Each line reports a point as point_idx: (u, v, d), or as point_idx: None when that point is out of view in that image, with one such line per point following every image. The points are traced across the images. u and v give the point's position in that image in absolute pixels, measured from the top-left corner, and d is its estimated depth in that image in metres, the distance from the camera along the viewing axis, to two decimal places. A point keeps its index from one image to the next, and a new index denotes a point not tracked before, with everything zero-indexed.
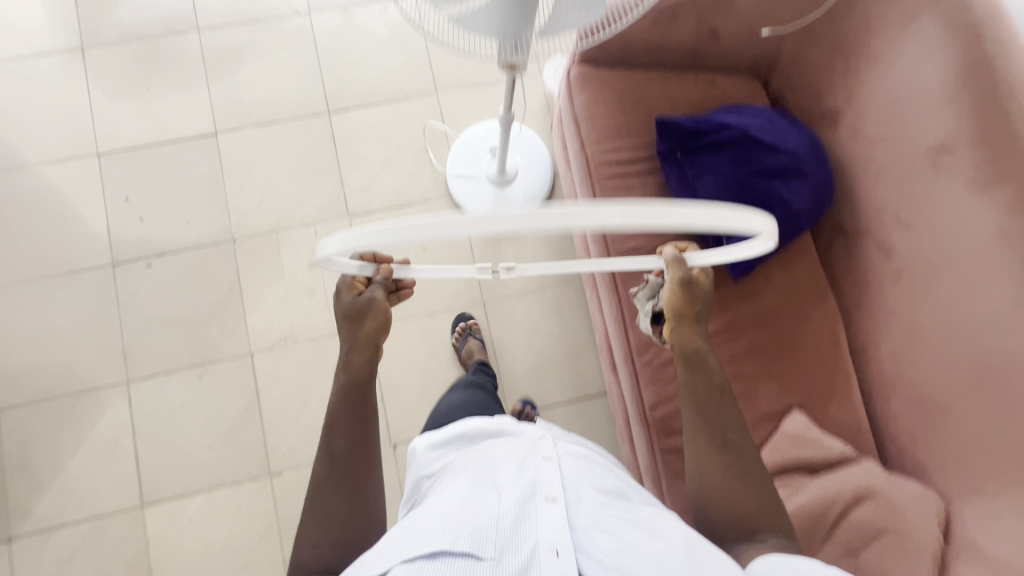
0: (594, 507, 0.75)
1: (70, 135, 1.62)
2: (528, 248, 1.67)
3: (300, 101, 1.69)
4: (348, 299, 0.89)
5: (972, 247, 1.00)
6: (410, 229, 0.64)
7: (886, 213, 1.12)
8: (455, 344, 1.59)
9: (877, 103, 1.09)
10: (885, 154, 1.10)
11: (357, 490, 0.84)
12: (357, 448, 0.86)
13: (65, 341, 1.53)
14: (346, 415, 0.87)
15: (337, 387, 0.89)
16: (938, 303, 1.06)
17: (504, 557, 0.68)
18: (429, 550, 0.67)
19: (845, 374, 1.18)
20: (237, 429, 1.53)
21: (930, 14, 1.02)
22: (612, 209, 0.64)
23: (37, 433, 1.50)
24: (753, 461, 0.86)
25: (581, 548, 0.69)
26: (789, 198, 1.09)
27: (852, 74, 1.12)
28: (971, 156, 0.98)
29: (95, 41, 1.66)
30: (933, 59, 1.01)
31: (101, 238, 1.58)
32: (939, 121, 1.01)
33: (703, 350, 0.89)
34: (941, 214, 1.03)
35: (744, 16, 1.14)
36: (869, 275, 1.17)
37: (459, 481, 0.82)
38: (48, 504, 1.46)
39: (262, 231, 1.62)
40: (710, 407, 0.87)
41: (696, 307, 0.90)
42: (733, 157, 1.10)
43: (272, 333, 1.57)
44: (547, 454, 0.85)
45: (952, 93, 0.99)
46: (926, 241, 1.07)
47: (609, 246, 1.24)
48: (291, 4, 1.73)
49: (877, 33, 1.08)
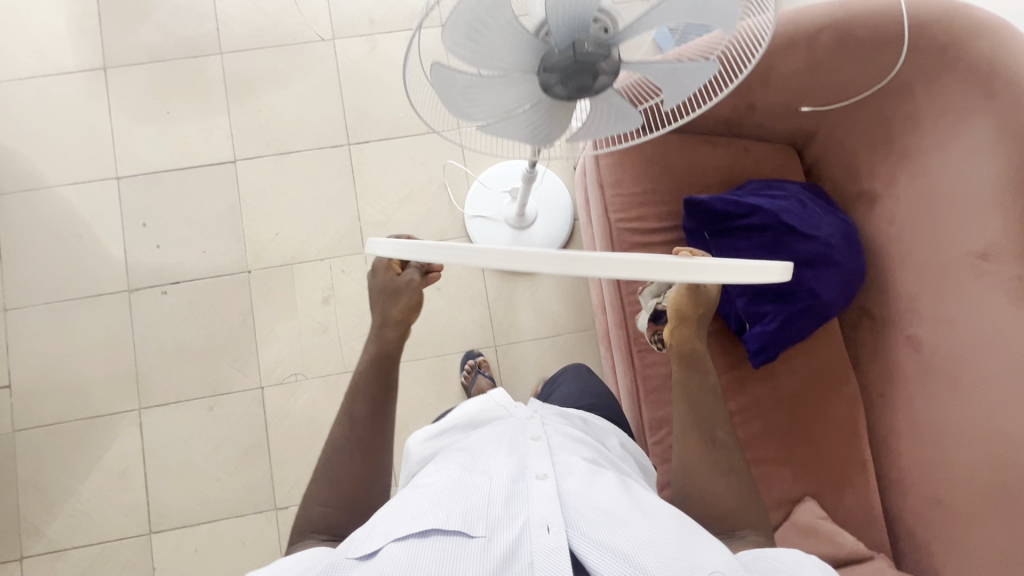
0: (585, 484, 0.74)
1: (90, 157, 1.62)
2: (543, 292, 1.64)
3: (320, 130, 1.66)
4: (384, 278, 0.92)
5: (1005, 358, 0.96)
6: (435, 256, 0.60)
7: (917, 305, 1.07)
8: (463, 381, 1.57)
9: (918, 192, 1.04)
10: (921, 247, 1.05)
11: (367, 457, 0.89)
12: (371, 421, 0.91)
13: (80, 365, 1.55)
14: (369, 383, 0.93)
15: (368, 355, 0.94)
16: (963, 406, 1.02)
17: (496, 535, 0.67)
18: (421, 529, 0.66)
19: (862, 464, 1.14)
20: (244, 461, 1.54)
21: (983, 110, 0.95)
22: (654, 261, 0.52)
23: (51, 455, 1.52)
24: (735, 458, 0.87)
25: (571, 526, 0.67)
26: (818, 289, 1.05)
27: (894, 161, 1.07)
28: (1013, 266, 0.94)
29: (118, 62, 1.65)
30: (982, 158, 0.95)
31: (118, 263, 1.59)
32: (982, 226, 0.96)
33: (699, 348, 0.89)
34: (976, 317, 0.99)
35: (782, 89, 1.08)
36: (894, 365, 1.13)
37: (450, 462, 0.80)
38: (59, 525, 1.49)
39: (278, 263, 1.61)
40: (700, 405, 0.88)
41: (700, 313, 0.86)
42: (763, 242, 1.07)
43: (283, 368, 1.58)
44: (536, 434, 0.84)
45: (1001, 200, 0.93)
46: (958, 344, 1.02)
47: (626, 316, 1.21)
48: (315, 29, 1.69)
49: (924, 122, 1.02)
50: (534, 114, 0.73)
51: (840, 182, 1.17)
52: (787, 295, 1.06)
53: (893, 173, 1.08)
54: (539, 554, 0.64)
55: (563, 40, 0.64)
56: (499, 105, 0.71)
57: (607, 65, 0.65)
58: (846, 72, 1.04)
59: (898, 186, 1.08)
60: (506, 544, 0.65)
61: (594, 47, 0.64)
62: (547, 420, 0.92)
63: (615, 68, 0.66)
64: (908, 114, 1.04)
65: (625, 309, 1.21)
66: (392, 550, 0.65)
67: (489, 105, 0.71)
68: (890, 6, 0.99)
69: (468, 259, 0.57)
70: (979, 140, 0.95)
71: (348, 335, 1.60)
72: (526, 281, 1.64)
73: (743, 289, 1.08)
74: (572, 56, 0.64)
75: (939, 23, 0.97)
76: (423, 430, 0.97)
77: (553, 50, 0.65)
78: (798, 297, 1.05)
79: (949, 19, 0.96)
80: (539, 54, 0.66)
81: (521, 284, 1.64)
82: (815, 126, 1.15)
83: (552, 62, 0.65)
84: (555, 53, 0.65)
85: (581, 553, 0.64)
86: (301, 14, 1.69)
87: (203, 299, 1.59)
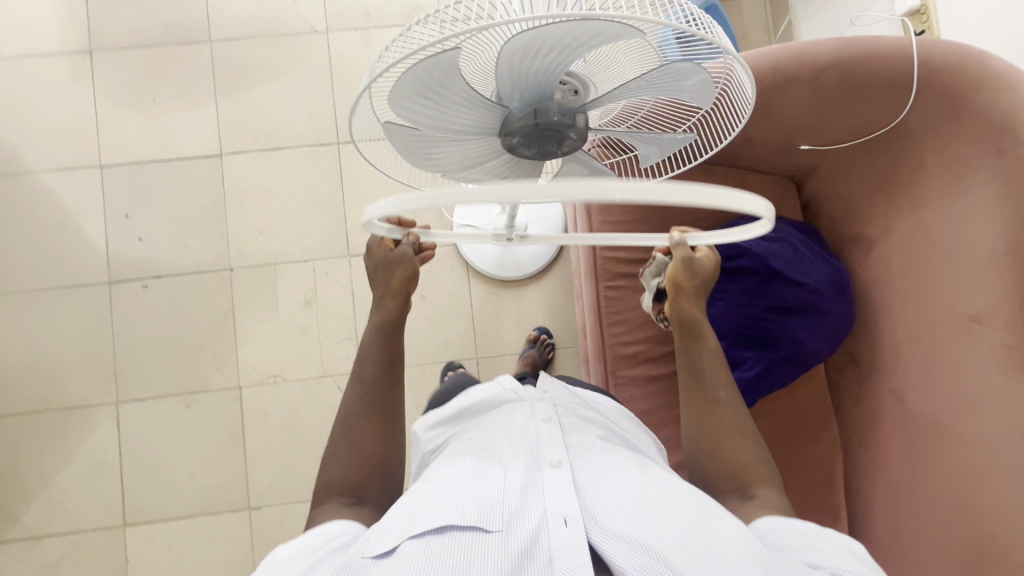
0: (602, 469, 0.69)
1: (74, 144, 1.58)
2: (530, 306, 1.60)
3: (310, 127, 1.61)
4: (378, 255, 0.87)
5: (984, 437, 0.89)
6: (403, 202, 0.58)
7: (902, 362, 1.03)
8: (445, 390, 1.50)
9: (915, 244, 0.99)
10: (913, 301, 1.00)
11: (388, 418, 0.82)
12: (384, 380, 0.85)
13: (58, 355, 1.54)
14: (372, 348, 0.86)
15: (372, 327, 0.87)
16: (939, 474, 0.95)
17: (513, 530, 0.60)
18: (436, 524, 0.60)
19: (836, 514, 1.11)
20: (220, 460, 1.54)
21: (989, 167, 0.89)
22: (619, 185, 0.51)
23: (28, 443, 1.53)
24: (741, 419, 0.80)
25: (591, 518, 0.61)
26: (802, 338, 1.02)
27: (894, 209, 1.02)
28: (1004, 334, 0.88)
29: (104, 46, 1.60)
30: (984, 219, 0.90)
31: (100, 254, 1.56)
32: (979, 289, 0.90)
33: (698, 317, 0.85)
34: (957, 382, 0.94)
35: (780, 124, 1.04)
36: (876, 420, 1.08)
37: (462, 453, 0.75)
38: (34, 512, 1.51)
39: (261, 262, 1.58)
40: (701, 363, 0.84)
41: (697, 283, 0.84)
42: (750, 287, 1.04)
43: (262, 369, 1.56)
44: (547, 416, 0.80)
45: (999, 263, 0.88)
46: (941, 406, 0.96)
47: (605, 346, 1.18)
48: (309, 20, 1.63)
49: (927, 173, 0.97)
50: (498, 161, 0.71)
51: (837, 221, 1.13)
52: (770, 342, 1.04)
53: (892, 220, 1.03)
54: (557, 548, 0.57)
55: (522, 108, 0.60)
56: (459, 155, 0.69)
57: (572, 133, 0.63)
58: (848, 116, 0.99)
59: (894, 235, 1.03)
60: (524, 538, 0.59)
61: (559, 114, 0.61)
62: (559, 397, 0.89)
63: (580, 135, 0.63)
64: (910, 162, 0.99)
65: (604, 343, 1.18)
66: (408, 549, 0.58)
67: (448, 155, 0.69)
68: (901, 47, 0.94)
69: (438, 199, 0.55)
70: (981, 196, 0.90)
71: (329, 339, 1.57)
72: (512, 293, 1.61)
73: (725, 333, 1.05)
74: (533, 122, 0.61)
75: (950, 71, 0.91)
76: (427, 416, 0.95)
77: (513, 116, 0.61)
78: (781, 345, 1.03)
79: (960, 69, 0.91)
80: (500, 118, 0.63)
81: (507, 296, 1.61)
82: (814, 161, 1.10)
83: (512, 125, 0.62)
84: (516, 117, 0.61)
85: (603, 548, 0.58)
86: (295, 3, 1.63)
87: (184, 294, 1.57)
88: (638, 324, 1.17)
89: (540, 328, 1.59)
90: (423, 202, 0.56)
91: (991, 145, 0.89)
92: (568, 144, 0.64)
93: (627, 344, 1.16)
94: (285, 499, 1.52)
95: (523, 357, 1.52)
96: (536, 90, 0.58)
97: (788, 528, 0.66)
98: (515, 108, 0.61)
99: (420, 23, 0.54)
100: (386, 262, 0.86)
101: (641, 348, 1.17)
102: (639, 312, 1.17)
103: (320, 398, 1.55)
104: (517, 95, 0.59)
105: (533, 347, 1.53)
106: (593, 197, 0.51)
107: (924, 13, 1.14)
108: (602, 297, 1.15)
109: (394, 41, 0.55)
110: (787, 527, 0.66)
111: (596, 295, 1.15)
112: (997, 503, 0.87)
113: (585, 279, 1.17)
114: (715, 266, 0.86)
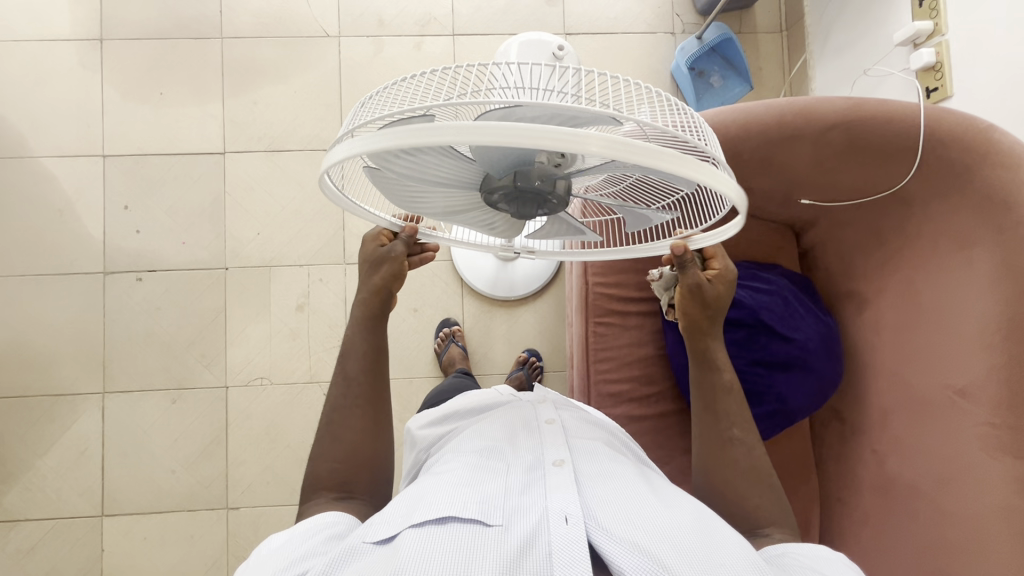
0: (604, 474, 0.71)
1: (78, 132, 1.58)
2: (522, 326, 1.60)
3: (315, 131, 1.60)
4: (371, 249, 0.82)
5: (956, 497, 0.89)
6: (366, 141, 0.52)
7: (885, 416, 1.02)
8: (437, 348, 1.56)
9: (908, 300, 0.99)
10: (901, 355, 1.00)
11: (374, 405, 0.82)
12: (370, 376, 0.83)
13: (49, 341, 1.55)
14: (364, 340, 0.85)
15: (358, 318, 0.84)
16: (912, 532, 0.95)
17: (513, 525, 0.63)
18: (439, 515, 0.62)
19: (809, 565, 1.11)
20: (201, 458, 1.54)
21: (986, 237, 0.88)
22: (593, 135, 0.47)
23: (12, 427, 1.53)
24: (756, 458, 0.80)
25: (590, 518, 0.63)
26: (786, 395, 1.03)
27: (890, 265, 1.02)
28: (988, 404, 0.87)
29: (115, 36, 1.60)
30: (977, 285, 0.89)
31: (97, 243, 1.57)
32: (966, 366, 0.89)
33: (712, 348, 0.86)
34: (937, 441, 0.93)
35: (780, 176, 1.05)
36: (852, 477, 1.07)
37: (466, 447, 0.78)
38: (13, 496, 1.51)
39: (257, 263, 1.58)
40: (715, 400, 0.84)
41: (706, 312, 0.84)
42: (740, 339, 1.05)
43: (249, 371, 1.56)
44: (550, 417, 0.83)
45: (991, 343, 0.86)
46: (920, 466, 0.95)
47: (589, 383, 1.17)
48: (323, 24, 1.62)
49: (922, 233, 0.96)
50: (483, 210, 0.73)
51: (833, 275, 1.12)
52: (754, 396, 1.04)
53: (885, 283, 1.02)
54: (556, 544, 0.59)
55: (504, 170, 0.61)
56: (442, 202, 0.71)
57: (552, 200, 0.63)
58: (849, 174, 1.00)
59: (886, 297, 1.02)
60: (524, 533, 0.61)
61: (539, 179, 0.60)
62: (559, 403, 0.92)
63: (560, 202, 0.63)
64: (909, 229, 0.98)
65: (590, 379, 1.17)
66: (408, 537, 0.60)
67: (433, 201, 0.70)
68: (910, 111, 0.94)
69: (416, 134, 0.49)
70: (978, 262, 0.89)
71: (319, 344, 1.57)
72: (504, 313, 1.60)
73: None
74: (513, 183, 0.60)
75: (959, 143, 0.90)
76: (420, 416, 0.99)
77: (494, 176, 0.62)
78: (765, 400, 1.04)
79: (968, 142, 0.90)
80: (482, 176, 0.63)
81: (500, 315, 1.60)
82: (814, 215, 1.10)
83: (494, 184, 0.63)
84: (497, 177, 0.62)
85: (601, 546, 0.60)
86: (309, 6, 1.62)
87: (177, 290, 1.57)
88: (625, 363, 1.16)
89: (530, 349, 1.58)
90: (385, 140, 0.51)
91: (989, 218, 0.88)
92: (548, 207, 0.64)
93: (612, 382, 1.16)
94: (264, 502, 1.52)
95: (510, 378, 1.52)
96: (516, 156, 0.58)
97: (793, 554, 0.68)
98: (496, 170, 0.61)
99: (404, 80, 0.58)
100: (377, 260, 0.81)
101: (626, 387, 1.16)
102: (626, 351, 1.17)
103: (308, 403, 1.55)
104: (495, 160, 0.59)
105: (520, 369, 1.52)
106: (569, 146, 0.47)
107: (940, 70, 1.15)
108: (591, 335, 1.15)
109: (375, 94, 0.59)
110: (793, 553, 0.68)
111: (585, 331, 1.15)
112: (974, 562, 0.85)
113: (576, 313, 1.16)
114: (723, 287, 0.84)
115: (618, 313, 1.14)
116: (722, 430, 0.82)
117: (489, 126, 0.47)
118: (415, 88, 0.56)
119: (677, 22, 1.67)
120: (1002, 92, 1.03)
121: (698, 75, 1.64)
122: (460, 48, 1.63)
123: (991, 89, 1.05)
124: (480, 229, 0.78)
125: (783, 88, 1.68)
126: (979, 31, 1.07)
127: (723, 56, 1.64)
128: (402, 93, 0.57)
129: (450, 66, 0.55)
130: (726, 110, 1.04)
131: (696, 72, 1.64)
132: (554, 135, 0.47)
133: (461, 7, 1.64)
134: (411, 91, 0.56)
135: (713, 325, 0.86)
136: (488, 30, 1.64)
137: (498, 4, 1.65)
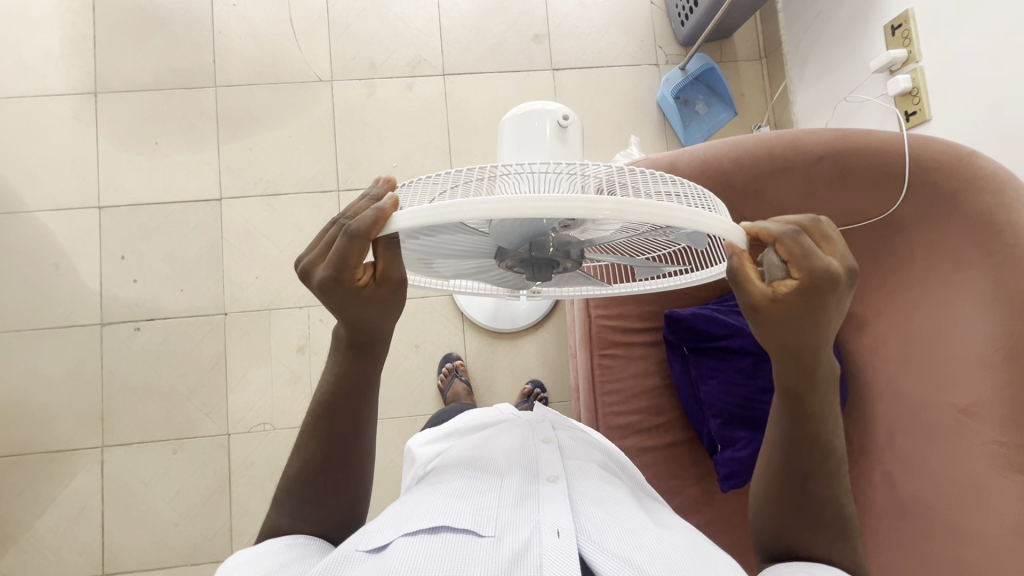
0: (598, 492, 0.71)
1: (73, 184, 1.59)
2: (525, 357, 1.60)
3: (313, 173, 1.62)
4: (354, 302, 0.66)
5: (964, 485, 0.91)
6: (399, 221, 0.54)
7: (888, 414, 1.03)
8: (441, 384, 1.55)
9: (899, 300, 1.02)
10: (895, 349, 1.02)
11: (347, 462, 0.78)
12: (330, 436, 0.77)
13: (45, 397, 1.52)
14: (330, 411, 0.78)
15: (324, 385, 0.79)
16: (927, 529, 0.95)
17: (505, 535, 0.63)
18: (432, 524, 0.63)
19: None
20: (202, 508, 1.50)
21: (957, 234, 0.94)
22: (605, 201, 0.48)
23: (9, 488, 1.49)
24: (826, 509, 0.69)
25: (581, 531, 0.63)
26: None
27: (879, 265, 1.04)
28: (986, 395, 0.90)
29: (109, 88, 1.62)
30: (963, 280, 0.93)
31: (94, 294, 1.56)
32: (966, 367, 0.92)
33: (815, 395, 0.68)
34: (939, 438, 0.95)
35: (773, 206, 1.07)
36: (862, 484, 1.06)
37: (463, 463, 0.77)
38: (8, 559, 1.47)
39: (255, 307, 1.57)
40: (800, 447, 0.70)
41: (785, 330, 0.62)
42: (744, 368, 1.08)
43: (251, 417, 1.54)
44: (547, 436, 0.82)
45: (992, 350, 0.89)
46: (931, 467, 0.96)
47: (598, 417, 1.16)
48: (315, 69, 1.66)
49: (906, 232, 1.00)
50: (496, 272, 0.74)
51: None
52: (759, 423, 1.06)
53: (882, 299, 1.04)
54: (547, 558, 0.59)
55: (518, 242, 0.63)
56: (459, 267, 0.73)
57: (566, 263, 0.66)
58: (844, 201, 1.03)
59: (885, 315, 1.03)
60: (515, 544, 0.61)
61: (553, 248, 0.63)
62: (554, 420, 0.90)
63: (576, 262, 0.66)
64: (896, 237, 1.01)
65: (597, 411, 1.17)
66: (401, 544, 0.61)
67: (446, 267, 0.72)
68: (891, 140, 0.99)
69: (438, 211, 0.50)
70: (973, 276, 0.92)
71: None
72: (506, 345, 1.61)
73: (718, 411, 1.07)
74: (528, 253, 0.63)
75: (945, 168, 0.95)
76: (422, 434, 1.00)
77: (507, 247, 0.64)
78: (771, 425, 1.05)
79: (954, 168, 0.94)
80: (494, 248, 0.65)
81: (503, 347, 1.61)
82: None
83: (508, 253, 0.65)
84: (511, 248, 0.64)
85: (590, 558, 0.60)
86: (302, 52, 1.66)
87: (176, 338, 1.56)
88: (632, 394, 1.17)
89: (535, 380, 1.58)
90: (419, 218, 0.52)
91: (961, 218, 0.93)
92: (561, 269, 0.67)
93: (620, 414, 1.15)
94: None
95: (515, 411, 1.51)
96: (530, 232, 0.60)
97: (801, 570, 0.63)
98: (508, 243, 0.63)
99: (419, 179, 0.59)
100: (370, 311, 0.69)
101: (633, 419, 1.15)
102: (633, 382, 1.17)
103: None
104: (509, 235, 0.61)
105: (525, 400, 1.52)
106: (578, 212, 0.48)
107: (917, 95, 1.20)
108: (599, 369, 1.17)
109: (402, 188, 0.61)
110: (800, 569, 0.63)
111: (593, 364, 1.17)
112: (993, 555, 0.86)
113: (582, 346, 1.18)
114: (804, 297, 0.58)
115: (623, 343, 1.16)
116: (796, 482, 0.70)
117: (507, 201, 0.48)
118: (431, 186, 0.57)
119: (660, 54, 1.72)
120: (980, 116, 1.07)
121: (683, 104, 1.69)
122: (451, 87, 1.67)
123: (967, 113, 1.09)
124: (494, 282, 0.79)
125: (767, 113, 1.73)
126: (951, 58, 1.12)
127: (706, 84, 1.70)
128: (419, 192, 0.58)
129: (452, 170, 0.55)
130: (718, 144, 1.08)
131: (681, 101, 1.69)
132: (569, 206, 0.48)
133: (449, 48, 1.68)
134: (427, 190, 0.57)
135: (809, 353, 0.64)
136: (478, 69, 1.68)
137: (485, 43, 1.69)
